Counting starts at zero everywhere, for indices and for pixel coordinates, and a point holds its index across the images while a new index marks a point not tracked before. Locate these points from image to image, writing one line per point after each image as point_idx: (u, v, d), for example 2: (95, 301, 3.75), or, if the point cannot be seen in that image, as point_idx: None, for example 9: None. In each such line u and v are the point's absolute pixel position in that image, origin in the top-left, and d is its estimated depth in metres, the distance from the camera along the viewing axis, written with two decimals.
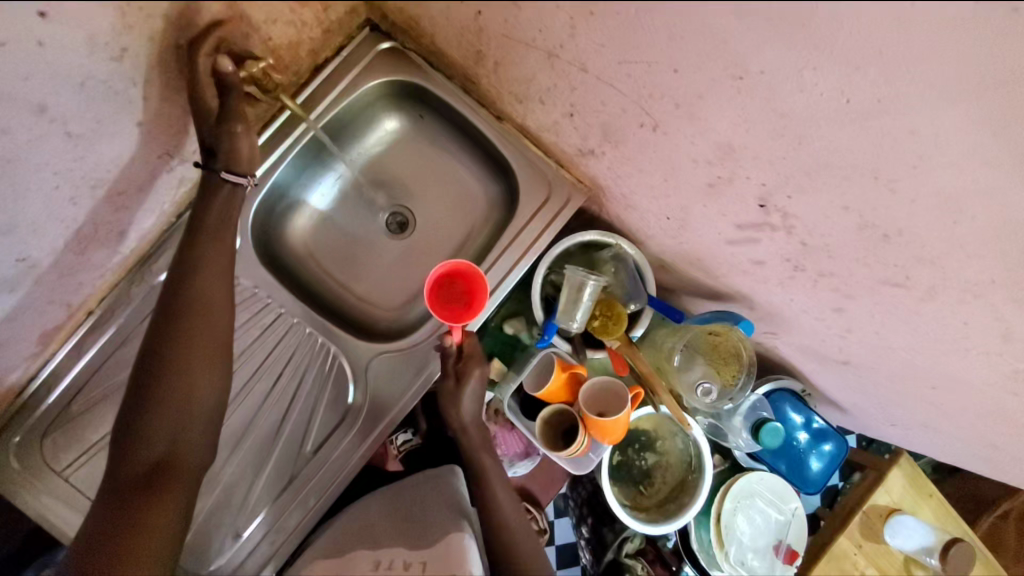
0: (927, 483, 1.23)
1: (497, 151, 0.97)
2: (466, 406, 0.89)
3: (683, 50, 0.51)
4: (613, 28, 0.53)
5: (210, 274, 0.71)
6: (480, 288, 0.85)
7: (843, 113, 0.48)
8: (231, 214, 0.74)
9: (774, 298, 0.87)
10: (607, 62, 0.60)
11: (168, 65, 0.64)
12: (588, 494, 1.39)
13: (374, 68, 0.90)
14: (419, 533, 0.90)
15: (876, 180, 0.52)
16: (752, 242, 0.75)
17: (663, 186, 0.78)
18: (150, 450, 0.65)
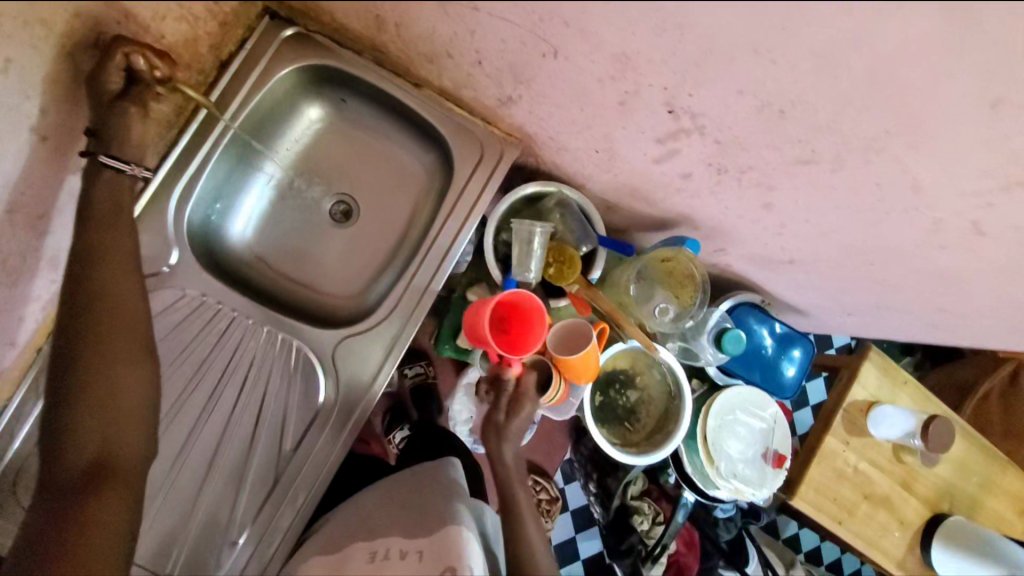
0: (899, 371, 1.28)
1: (423, 120, 0.97)
2: (501, 436, 0.92)
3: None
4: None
5: (108, 270, 0.72)
6: (525, 327, 0.92)
7: None
8: (122, 200, 0.75)
9: (712, 210, 0.89)
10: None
11: (54, 70, 0.65)
12: (589, 451, 1.40)
13: (281, 57, 0.89)
14: (419, 520, 0.87)
15: (757, 54, 0.53)
16: (674, 153, 0.77)
17: (582, 117, 0.79)
18: (82, 454, 0.65)
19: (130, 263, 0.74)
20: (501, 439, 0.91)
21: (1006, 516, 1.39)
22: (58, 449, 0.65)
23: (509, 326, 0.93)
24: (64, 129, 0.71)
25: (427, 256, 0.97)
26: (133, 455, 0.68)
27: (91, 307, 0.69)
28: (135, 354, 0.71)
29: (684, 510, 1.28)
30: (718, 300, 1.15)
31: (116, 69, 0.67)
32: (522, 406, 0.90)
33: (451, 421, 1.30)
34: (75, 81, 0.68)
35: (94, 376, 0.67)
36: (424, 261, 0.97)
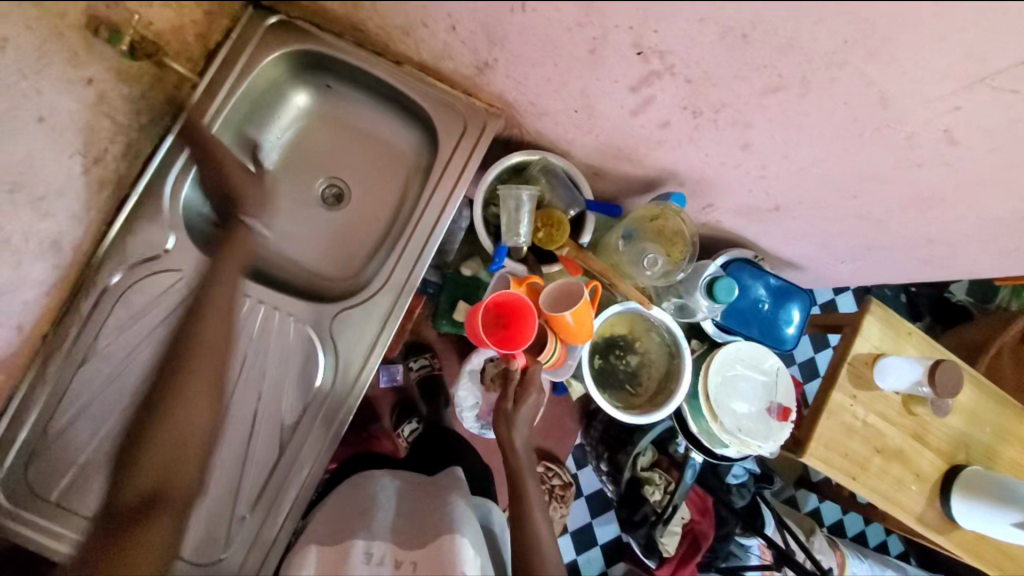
0: (903, 323, 1.27)
1: (405, 98, 1.00)
2: (509, 422, 0.95)
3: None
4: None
5: (195, 324, 0.84)
6: (524, 323, 0.91)
7: None
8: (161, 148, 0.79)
9: (694, 160, 0.91)
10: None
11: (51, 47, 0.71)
12: (600, 432, 1.41)
13: (267, 43, 0.92)
14: (419, 532, 0.92)
15: None
16: (649, 100, 0.79)
17: (557, 74, 0.81)
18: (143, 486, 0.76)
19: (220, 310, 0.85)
20: (510, 427, 0.94)
21: None
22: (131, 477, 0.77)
23: (511, 326, 0.92)
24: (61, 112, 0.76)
25: (418, 227, 0.99)
26: (186, 488, 0.78)
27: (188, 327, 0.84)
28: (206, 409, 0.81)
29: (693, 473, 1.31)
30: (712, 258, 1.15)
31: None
32: (528, 393, 0.94)
33: (458, 408, 1.30)
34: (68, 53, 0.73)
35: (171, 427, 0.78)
36: (415, 233, 0.99)
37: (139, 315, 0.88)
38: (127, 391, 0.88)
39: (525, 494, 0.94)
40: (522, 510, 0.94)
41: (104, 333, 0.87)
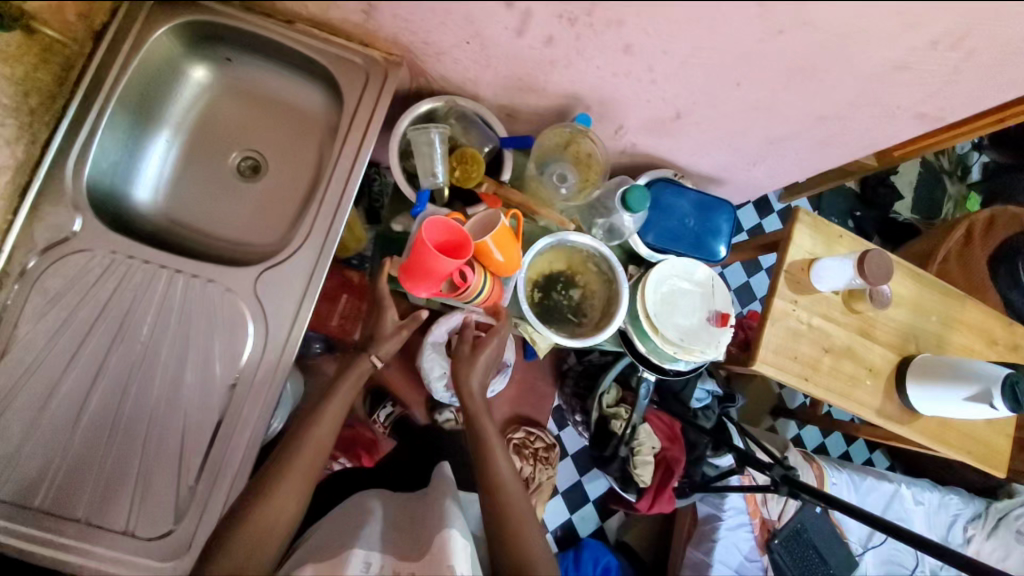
0: (832, 227, 1.31)
1: (303, 56, 1.00)
2: (466, 367, 1.03)
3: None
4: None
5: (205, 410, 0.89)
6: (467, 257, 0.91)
7: None
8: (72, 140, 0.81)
9: (589, 78, 0.92)
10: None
11: None
12: (573, 387, 1.43)
13: (155, 16, 0.91)
14: (417, 537, 0.98)
15: None
16: (526, 17, 0.81)
17: (436, 4, 0.82)
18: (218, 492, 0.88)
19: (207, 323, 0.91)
20: (469, 367, 1.01)
21: (976, 347, 1.40)
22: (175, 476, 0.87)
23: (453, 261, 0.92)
24: None
25: (332, 180, 0.99)
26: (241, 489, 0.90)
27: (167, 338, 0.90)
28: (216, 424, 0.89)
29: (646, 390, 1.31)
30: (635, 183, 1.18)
31: None
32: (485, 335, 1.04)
33: (426, 381, 1.25)
34: None
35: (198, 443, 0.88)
36: (331, 187, 0.98)
37: (56, 298, 0.87)
38: (52, 376, 0.86)
39: (490, 447, 1.01)
40: (489, 465, 1.00)
41: (21, 321, 0.86)
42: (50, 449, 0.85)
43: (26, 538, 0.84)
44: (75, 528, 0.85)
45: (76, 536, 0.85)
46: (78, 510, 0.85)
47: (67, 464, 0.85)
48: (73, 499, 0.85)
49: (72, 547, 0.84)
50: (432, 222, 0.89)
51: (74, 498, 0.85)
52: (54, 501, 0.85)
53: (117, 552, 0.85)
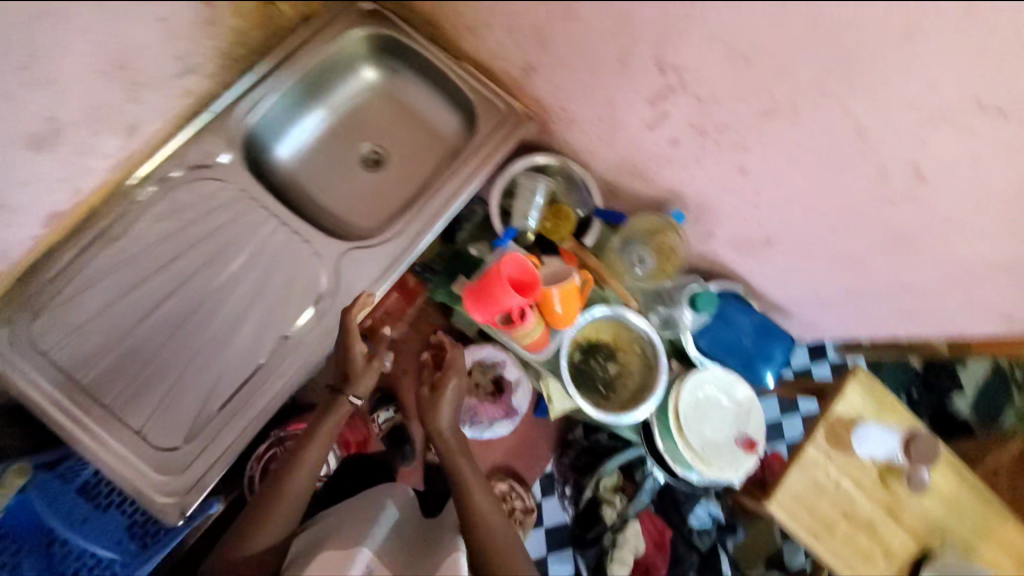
0: (886, 394, 1.28)
1: (457, 88, 1.16)
2: (433, 407, 0.97)
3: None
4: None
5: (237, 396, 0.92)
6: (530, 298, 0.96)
7: None
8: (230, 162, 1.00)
9: (697, 182, 1.01)
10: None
11: None
12: (573, 460, 1.36)
13: (357, 20, 1.11)
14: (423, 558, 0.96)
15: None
16: (664, 114, 0.91)
17: (590, 80, 0.94)
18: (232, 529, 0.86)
19: (270, 293, 0.99)
20: (435, 410, 0.96)
21: None
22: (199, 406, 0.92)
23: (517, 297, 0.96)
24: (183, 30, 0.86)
25: (441, 192, 1.08)
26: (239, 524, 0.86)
27: (237, 291, 0.98)
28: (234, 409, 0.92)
29: (649, 486, 1.36)
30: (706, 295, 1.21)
31: None
32: (449, 375, 0.98)
33: None
34: None
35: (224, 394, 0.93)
36: (436, 197, 1.08)
37: (179, 209, 0.98)
38: (146, 271, 0.95)
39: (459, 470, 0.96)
40: (467, 497, 0.94)
41: (142, 216, 0.96)
42: (115, 334, 0.93)
43: (53, 405, 0.88)
44: (98, 411, 0.89)
45: (96, 420, 0.88)
46: (109, 397, 0.90)
47: (121, 353, 0.92)
48: (110, 386, 0.90)
49: (86, 429, 0.88)
50: (512, 257, 0.95)
51: (111, 385, 0.91)
52: (93, 381, 0.90)
53: (122, 450, 0.88)
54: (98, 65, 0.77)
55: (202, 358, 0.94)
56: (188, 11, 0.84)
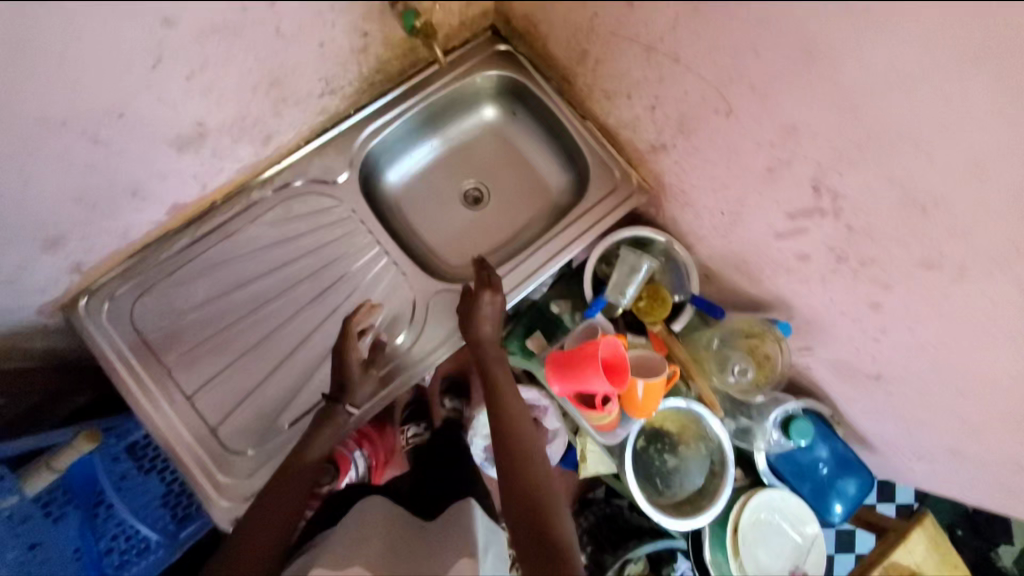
0: (950, 550, 1.15)
1: (575, 144, 1.14)
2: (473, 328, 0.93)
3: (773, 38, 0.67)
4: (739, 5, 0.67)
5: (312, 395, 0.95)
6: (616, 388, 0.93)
7: (893, 83, 0.61)
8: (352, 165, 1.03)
9: (813, 299, 0.95)
10: (720, 39, 0.73)
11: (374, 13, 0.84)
12: (589, 525, 1.26)
13: (491, 61, 1.11)
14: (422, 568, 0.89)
15: (913, 146, 0.64)
16: (799, 230, 0.86)
17: (725, 177, 0.90)
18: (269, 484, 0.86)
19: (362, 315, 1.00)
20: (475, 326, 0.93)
21: None
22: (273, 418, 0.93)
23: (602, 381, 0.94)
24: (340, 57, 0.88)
25: (539, 251, 1.08)
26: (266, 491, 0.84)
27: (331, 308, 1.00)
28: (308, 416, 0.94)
29: None
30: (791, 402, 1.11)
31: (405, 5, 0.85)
32: (485, 288, 0.94)
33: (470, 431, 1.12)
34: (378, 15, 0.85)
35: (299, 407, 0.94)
36: (534, 254, 1.07)
37: (292, 218, 1.00)
38: (252, 273, 0.97)
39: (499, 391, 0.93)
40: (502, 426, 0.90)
41: (259, 219, 0.98)
42: (208, 325, 0.94)
43: (140, 386, 0.90)
44: (181, 403, 0.90)
45: (176, 410, 0.90)
46: (194, 390, 0.92)
47: (211, 346, 0.94)
48: (194, 377, 0.92)
49: (167, 416, 0.89)
50: (609, 340, 0.93)
51: (196, 376, 0.92)
52: (182, 370, 0.92)
53: (196, 445, 0.89)
54: (257, 82, 0.79)
55: (284, 367, 0.96)
56: (345, 38, 0.85)
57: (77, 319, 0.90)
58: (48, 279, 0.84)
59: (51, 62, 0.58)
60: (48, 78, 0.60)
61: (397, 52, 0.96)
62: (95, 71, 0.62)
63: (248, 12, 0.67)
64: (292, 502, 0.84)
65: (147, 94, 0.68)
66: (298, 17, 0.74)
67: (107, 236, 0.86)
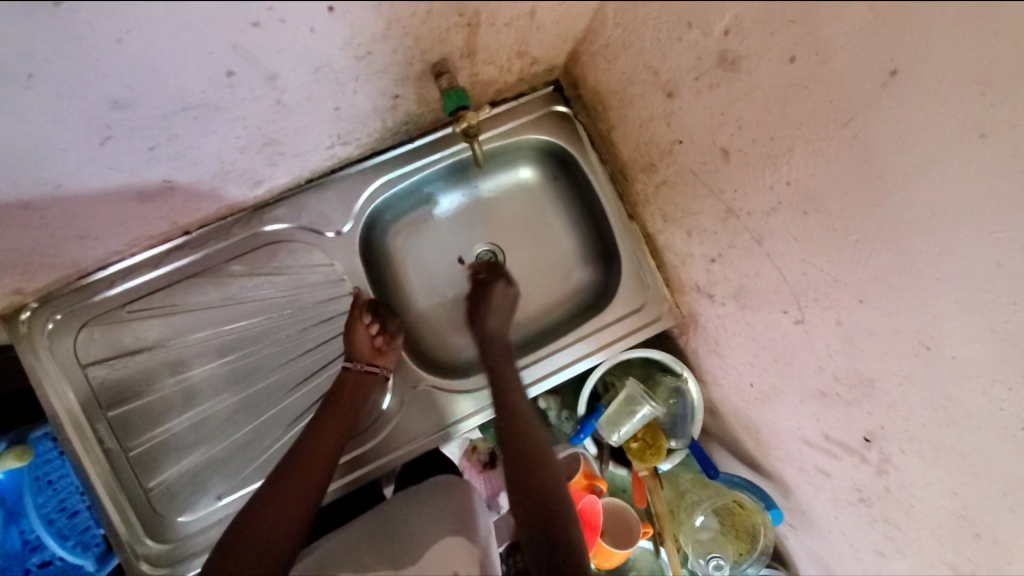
0: None
1: (613, 243, 0.97)
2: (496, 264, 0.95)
3: (886, 294, 0.54)
4: (856, 244, 0.54)
5: (262, 461, 0.88)
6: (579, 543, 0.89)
7: (992, 413, 0.51)
8: (361, 210, 0.90)
9: (816, 512, 0.84)
10: (819, 255, 0.59)
11: (409, 78, 0.67)
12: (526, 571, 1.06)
13: (541, 123, 0.93)
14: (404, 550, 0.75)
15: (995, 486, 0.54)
16: (829, 456, 0.74)
17: (768, 363, 0.77)
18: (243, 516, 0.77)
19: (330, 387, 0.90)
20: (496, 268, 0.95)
21: None
22: (210, 483, 0.87)
23: None
24: (362, 116, 0.71)
25: (539, 362, 0.95)
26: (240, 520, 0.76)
27: (295, 379, 0.89)
28: (251, 488, 0.87)
29: None
30: (771, 562, 1.02)
31: (449, 78, 0.68)
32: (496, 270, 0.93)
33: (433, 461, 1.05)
34: (417, 80, 0.69)
35: (242, 479, 0.87)
36: (534, 364, 0.95)
37: (272, 269, 0.87)
38: (217, 323, 0.87)
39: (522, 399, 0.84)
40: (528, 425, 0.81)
41: (233, 270, 0.86)
42: (160, 372, 0.86)
43: (75, 429, 0.84)
44: (117, 453, 0.85)
45: (112, 454, 0.85)
46: (133, 442, 0.86)
47: (161, 395, 0.86)
48: (138, 423, 0.86)
49: (101, 465, 0.85)
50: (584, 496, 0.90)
51: (140, 423, 0.86)
52: (122, 418, 0.86)
53: (124, 503, 0.85)
54: (247, 144, 0.64)
55: (232, 433, 0.88)
56: (369, 101, 0.68)
57: (20, 333, 0.83)
58: None
59: None
60: None
61: (432, 107, 0.79)
62: (21, 159, 0.52)
63: (235, 88, 0.53)
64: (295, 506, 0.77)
65: (95, 168, 0.57)
66: (308, 88, 0.58)
67: (49, 268, 0.76)
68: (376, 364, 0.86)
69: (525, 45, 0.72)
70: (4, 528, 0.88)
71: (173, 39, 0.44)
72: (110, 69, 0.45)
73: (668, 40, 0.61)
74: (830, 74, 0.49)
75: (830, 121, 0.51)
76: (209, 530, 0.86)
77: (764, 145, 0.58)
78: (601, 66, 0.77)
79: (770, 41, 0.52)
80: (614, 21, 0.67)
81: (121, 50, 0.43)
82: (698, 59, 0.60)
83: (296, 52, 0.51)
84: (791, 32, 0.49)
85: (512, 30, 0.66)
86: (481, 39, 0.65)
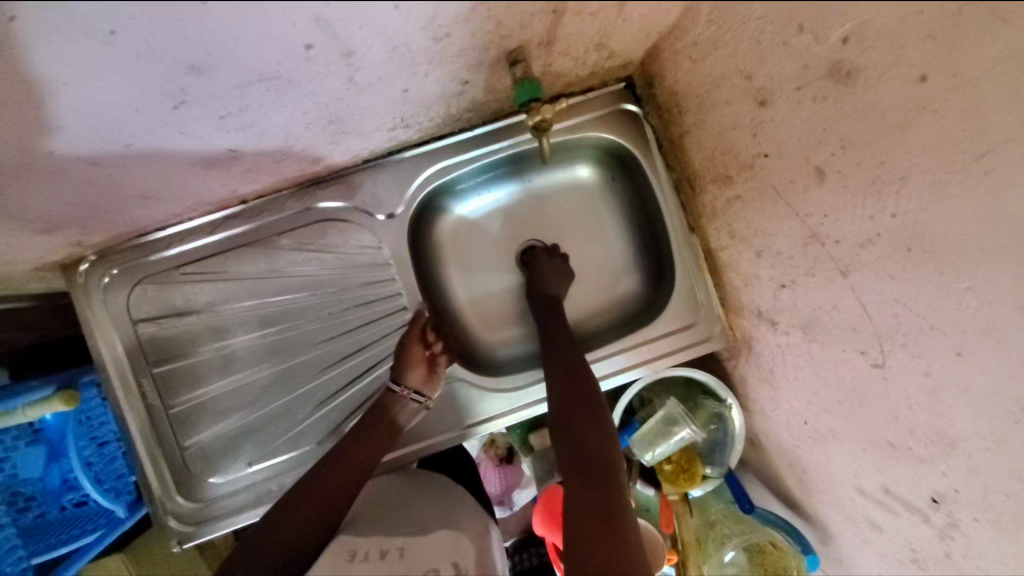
0: None
1: (668, 255, 0.92)
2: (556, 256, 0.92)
3: (992, 351, 0.48)
4: (967, 292, 0.48)
5: (293, 435, 0.88)
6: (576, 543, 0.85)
7: None
8: (414, 196, 0.88)
9: (859, 566, 0.78)
10: (916, 296, 0.53)
11: (482, 63, 0.63)
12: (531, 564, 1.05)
13: (607, 121, 0.88)
14: (420, 524, 0.70)
15: None
16: (884, 510, 0.68)
17: (828, 403, 0.72)
18: None
19: (366, 370, 0.89)
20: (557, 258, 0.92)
21: None
22: (240, 450, 0.88)
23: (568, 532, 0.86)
24: (428, 100, 0.69)
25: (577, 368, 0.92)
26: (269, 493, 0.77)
27: (331, 358, 0.89)
28: (280, 460, 0.88)
29: None
30: None
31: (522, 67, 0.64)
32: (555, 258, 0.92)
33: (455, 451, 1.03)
34: (489, 67, 0.65)
35: (272, 450, 0.88)
36: None
37: (321, 245, 0.87)
38: (261, 293, 0.87)
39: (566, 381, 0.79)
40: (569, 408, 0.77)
41: (283, 242, 0.86)
42: (204, 335, 0.87)
43: (121, 380, 0.87)
44: (157, 409, 0.88)
45: (152, 409, 0.87)
46: (173, 400, 0.88)
47: (203, 358, 0.87)
48: (179, 383, 0.87)
49: (141, 418, 0.87)
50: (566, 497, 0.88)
51: (179, 383, 0.87)
52: (165, 376, 0.87)
53: (160, 457, 0.87)
54: (312, 120, 0.62)
55: (267, 403, 0.88)
56: (438, 85, 0.65)
57: (79, 283, 0.85)
58: (51, 248, 0.77)
59: (37, 100, 0.48)
60: (48, 114, 0.50)
61: (499, 96, 0.75)
62: (99, 118, 0.52)
63: (310, 62, 0.51)
64: (322, 489, 0.77)
65: (164, 132, 0.56)
66: (381, 67, 0.56)
67: (112, 223, 0.77)
68: (422, 394, 0.85)
69: (605, 38, 0.68)
70: (46, 465, 0.92)
71: (256, 7, 0.42)
72: (191, 33, 0.43)
73: (772, 44, 0.56)
74: (969, 100, 0.43)
75: (959, 152, 0.45)
76: (236, 494, 0.88)
77: (869, 169, 0.52)
78: (684, 66, 0.72)
79: (897, 55, 0.46)
80: (709, 18, 0.61)
81: (204, 15, 0.42)
82: (805, 67, 0.54)
83: (374, 29, 0.49)
84: (926, 49, 0.44)
85: (597, 21, 0.62)
86: (562, 29, 0.61)
